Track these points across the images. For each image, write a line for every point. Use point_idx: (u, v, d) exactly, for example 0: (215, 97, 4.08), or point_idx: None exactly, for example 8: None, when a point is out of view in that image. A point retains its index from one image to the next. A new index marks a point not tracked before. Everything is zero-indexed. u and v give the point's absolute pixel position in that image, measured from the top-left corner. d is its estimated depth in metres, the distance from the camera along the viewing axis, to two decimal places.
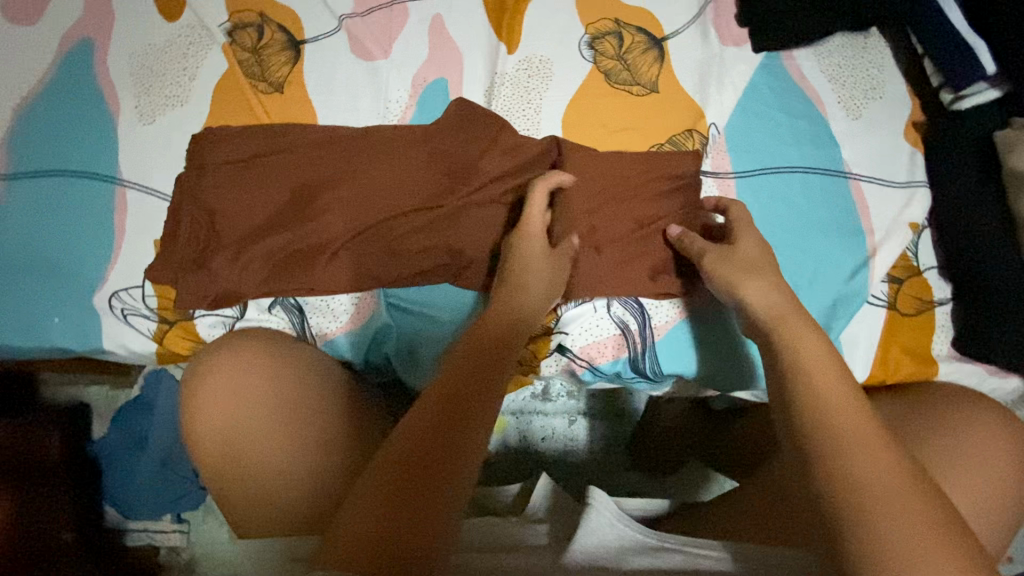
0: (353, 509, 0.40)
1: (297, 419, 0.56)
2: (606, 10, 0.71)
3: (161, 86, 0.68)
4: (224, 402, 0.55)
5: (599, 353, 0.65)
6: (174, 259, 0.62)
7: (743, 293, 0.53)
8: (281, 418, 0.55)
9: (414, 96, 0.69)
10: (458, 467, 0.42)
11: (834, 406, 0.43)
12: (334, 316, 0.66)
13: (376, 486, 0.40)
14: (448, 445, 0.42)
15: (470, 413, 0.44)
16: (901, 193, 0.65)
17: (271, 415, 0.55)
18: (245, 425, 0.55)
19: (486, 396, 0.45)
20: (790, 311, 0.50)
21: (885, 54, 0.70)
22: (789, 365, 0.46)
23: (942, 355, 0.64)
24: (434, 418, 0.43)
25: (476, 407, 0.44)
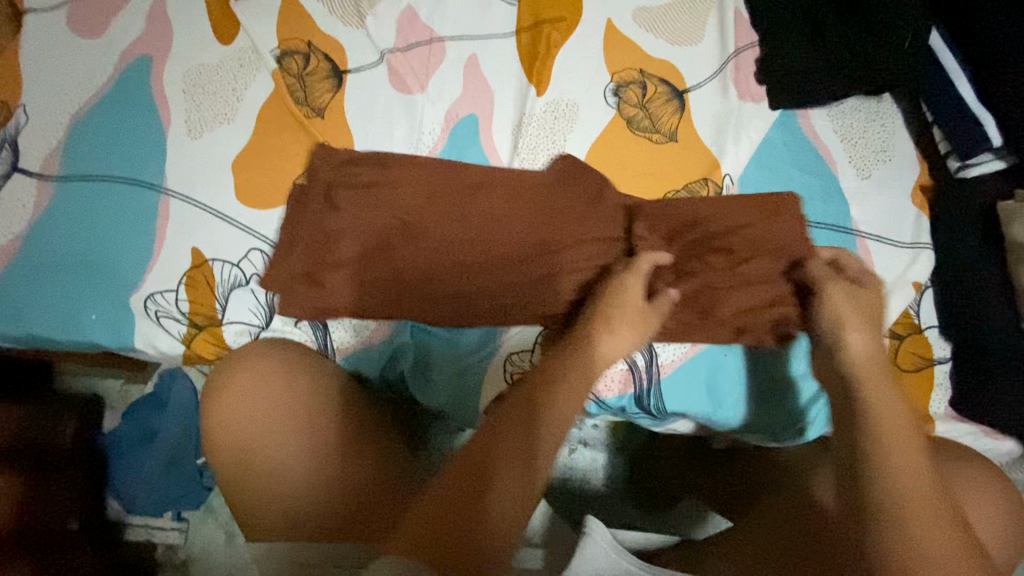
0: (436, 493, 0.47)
1: (306, 424, 0.58)
2: (632, 61, 0.75)
3: (211, 104, 0.73)
4: (237, 405, 0.59)
5: (605, 386, 0.67)
6: (273, 271, 0.66)
7: None
8: (290, 423, 0.58)
9: (446, 129, 0.74)
10: (526, 467, 0.46)
11: None
12: (352, 332, 0.69)
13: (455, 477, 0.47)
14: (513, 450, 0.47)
15: (540, 418, 0.49)
16: (906, 253, 0.68)
17: (279, 422, 0.58)
18: (258, 430, 0.57)
19: (561, 402, 0.50)
20: None
21: (897, 119, 0.73)
22: None
23: (939, 414, 0.65)
24: (511, 419, 0.49)
25: (546, 413, 0.49)
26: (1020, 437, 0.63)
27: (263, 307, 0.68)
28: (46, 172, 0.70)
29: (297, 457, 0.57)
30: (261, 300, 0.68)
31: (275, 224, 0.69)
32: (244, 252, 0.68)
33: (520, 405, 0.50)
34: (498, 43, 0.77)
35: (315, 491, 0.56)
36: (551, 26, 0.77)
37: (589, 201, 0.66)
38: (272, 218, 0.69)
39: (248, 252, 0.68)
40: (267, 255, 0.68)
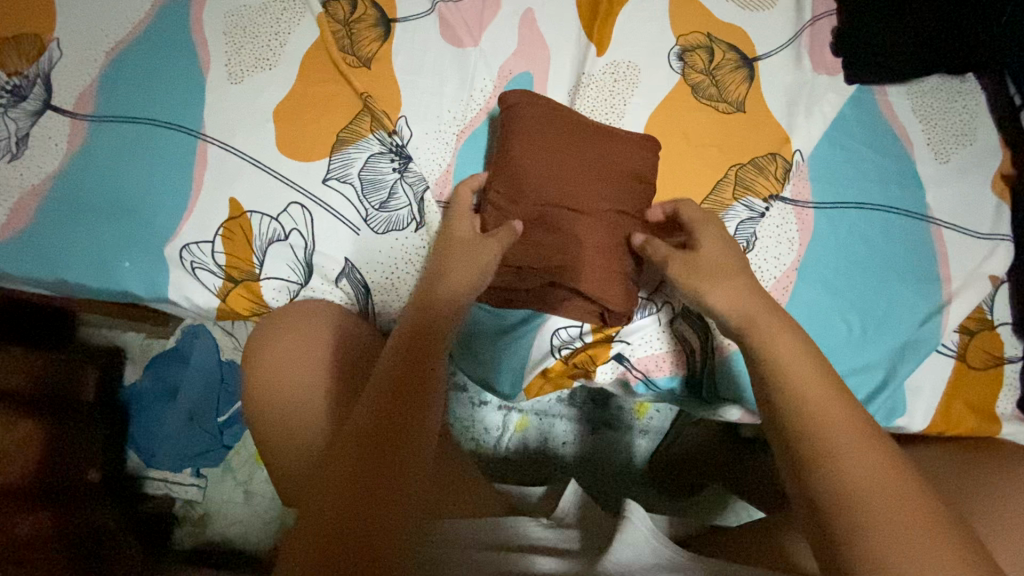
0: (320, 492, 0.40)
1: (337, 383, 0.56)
2: (700, 23, 0.70)
3: (253, 48, 0.69)
4: (274, 368, 0.57)
5: (656, 367, 0.64)
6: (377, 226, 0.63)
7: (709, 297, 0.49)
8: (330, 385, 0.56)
9: (498, 87, 0.69)
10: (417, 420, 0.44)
11: None
12: (398, 295, 0.65)
13: (339, 473, 0.40)
14: (402, 405, 0.44)
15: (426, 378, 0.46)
16: (982, 244, 0.64)
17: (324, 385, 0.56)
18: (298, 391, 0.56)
19: (427, 378, 0.46)
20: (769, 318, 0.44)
21: (981, 100, 0.68)
22: None
23: (1005, 415, 0.61)
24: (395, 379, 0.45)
25: (431, 380, 0.46)
26: None
27: (302, 264, 0.64)
28: (79, 111, 0.66)
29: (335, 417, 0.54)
30: (300, 257, 0.64)
31: (316, 178, 0.65)
32: (284, 206, 0.65)
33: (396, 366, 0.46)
34: None
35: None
36: None
37: (645, 165, 0.62)
38: (314, 171, 0.65)
39: (288, 206, 0.65)
40: (307, 210, 0.65)
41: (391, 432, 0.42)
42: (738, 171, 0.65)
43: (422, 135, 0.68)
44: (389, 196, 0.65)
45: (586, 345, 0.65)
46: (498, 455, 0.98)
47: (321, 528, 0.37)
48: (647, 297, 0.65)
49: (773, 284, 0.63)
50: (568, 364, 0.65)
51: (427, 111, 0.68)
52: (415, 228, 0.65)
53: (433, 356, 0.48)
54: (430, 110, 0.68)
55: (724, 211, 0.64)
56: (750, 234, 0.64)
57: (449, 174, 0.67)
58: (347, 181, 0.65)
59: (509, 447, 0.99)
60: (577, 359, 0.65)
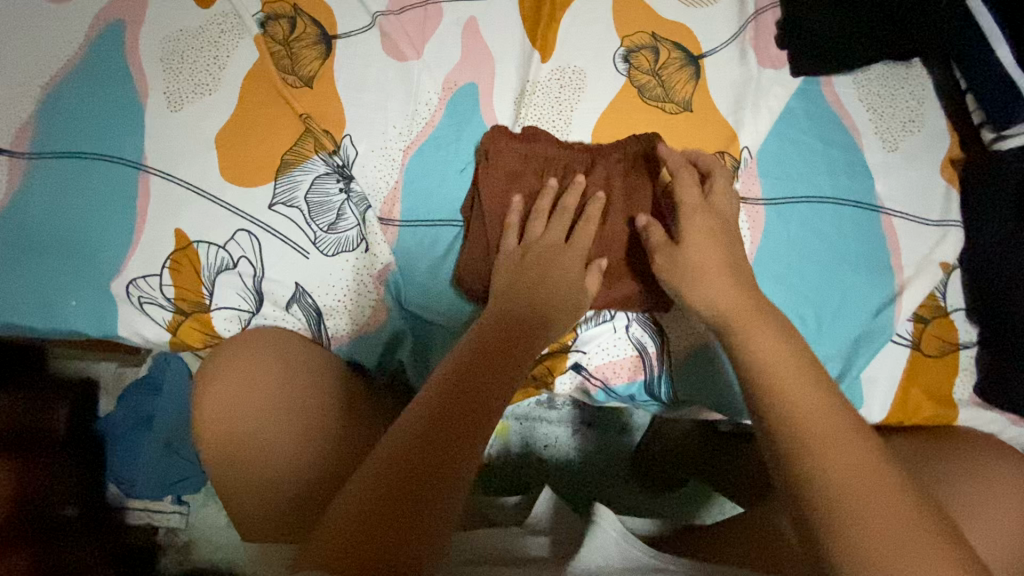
0: (352, 486, 0.37)
1: (296, 414, 0.57)
2: (643, 24, 0.71)
3: (192, 74, 0.68)
4: (227, 398, 0.57)
5: (614, 374, 0.64)
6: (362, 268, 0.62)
7: (713, 304, 0.50)
8: (284, 411, 0.57)
9: (444, 98, 0.69)
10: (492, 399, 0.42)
11: (847, 441, 0.39)
12: (350, 317, 0.63)
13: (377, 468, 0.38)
14: (485, 377, 0.43)
15: (518, 357, 0.47)
16: (933, 231, 0.63)
17: (277, 416, 0.57)
18: (254, 419, 0.56)
19: (503, 382, 0.44)
20: (765, 321, 0.48)
21: (928, 86, 0.68)
22: (809, 388, 0.42)
23: (963, 400, 0.61)
24: (484, 352, 0.46)
25: (513, 369, 0.45)
26: None
27: (252, 291, 0.63)
28: (16, 148, 0.65)
29: (293, 449, 0.55)
30: (249, 284, 0.63)
31: (262, 203, 0.64)
32: (232, 233, 0.64)
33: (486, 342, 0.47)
34: (498, 4, 0.72)
35: (297, 484, 0.54)
36: None
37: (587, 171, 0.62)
38: (260, 197, 0.64)
39: (235, 233, 0.64)
40: (254, 236, 0.64)
41: (453, 426, 0.39)
42: None
43: (368, 152, 0.66)
44: (337, 217, 0.63)
45: (543, 356, 0.64)
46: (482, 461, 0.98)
47: (345, 526, 0.35)
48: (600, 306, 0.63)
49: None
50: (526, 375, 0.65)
51: (372, 127, 0.67)
52: (364, 250, 0.63)
53: (514, 359, 0.46)
54: (376, 126, 0.67)
55: None
56: None
57: (398, 191, 0.65)
58: (293, 205, 0.64)
59: (492, 453, 0.98)
60: (536, 372, 0.65)
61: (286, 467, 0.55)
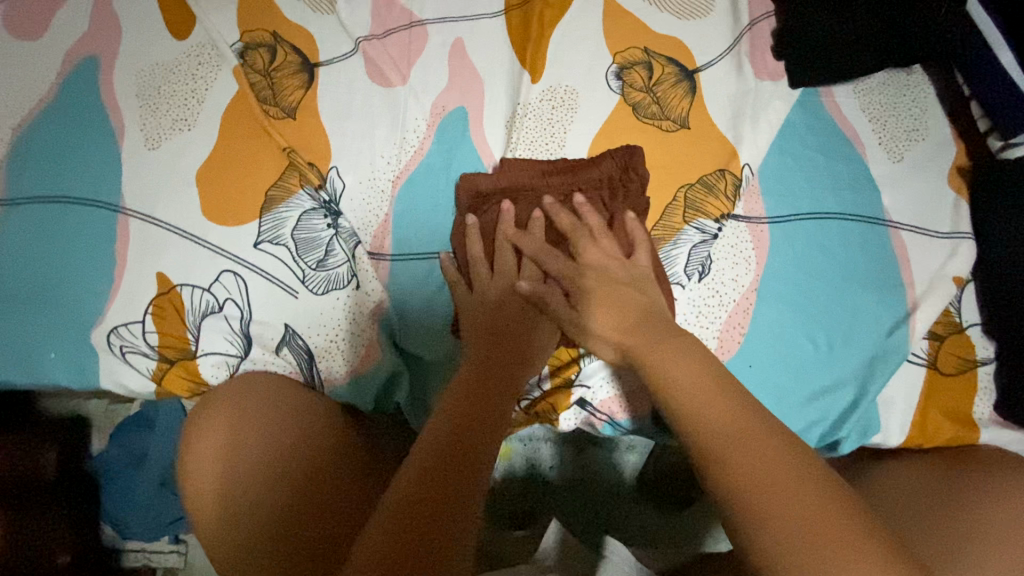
0: (391, 491, 0.39)
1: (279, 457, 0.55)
2: (636, 39, 0.68)
3: (169, 109, 0.65)
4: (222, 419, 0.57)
5: (621, 407, 0.62)
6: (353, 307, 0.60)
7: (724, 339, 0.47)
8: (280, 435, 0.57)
9: (432, 124, 0.66)
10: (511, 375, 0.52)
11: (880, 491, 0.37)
12: (341, 358, 0.60)
13: (417, 466, 0.40)
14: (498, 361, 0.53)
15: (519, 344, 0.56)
16: (944, 244, 0.61)
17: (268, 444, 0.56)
18: (244, 443, 0.55)
19: (512, 366, 0.53)
20: None
21: (929, 92, 0.66)
22: None
23: (984, 419, 0.59)
24: (493, 342, 0.55)
25: (518, 357, 0.55)
26: None
27: (239, 335, 0.60)
28: None
29: (275, 494, 0.53)
30: (236, 327, 0.61)
31: (246, 242, 0.61)
32: (216, 275, 0.61)
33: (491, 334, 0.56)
34: (485, 25, 0.70)
35: (277, 537, 0.51)
36: (543, 4, 0.71)
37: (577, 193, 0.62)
38: (244, 235, 0.62)
39: (219, 275, 0.61)
40: (239, 277, 0.61)
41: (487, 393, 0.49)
42: (687, 191, 0.62)
43: (356, 185, 0.64)
44: (326, 253, 0.61)
45: (546, 392, 0.62)
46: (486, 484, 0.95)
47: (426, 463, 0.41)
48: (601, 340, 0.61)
49: (733, 308, 0.60)
50: (529, 413, 0.63)
51: (358, 157, 0.65)
52: (356, 286, 0.60)
53: (517, 347, 0.56)
54: (363, 156, 0.65)
55: (676, 236, 0.61)
56: (704, 258, 0.61)
57: (388, 224, 0.63)
58: (279, 242, 0.61)
59: (495, 477, 0.96)
60: (539, 409, 0.62)
61: (267, 517, 0.52)
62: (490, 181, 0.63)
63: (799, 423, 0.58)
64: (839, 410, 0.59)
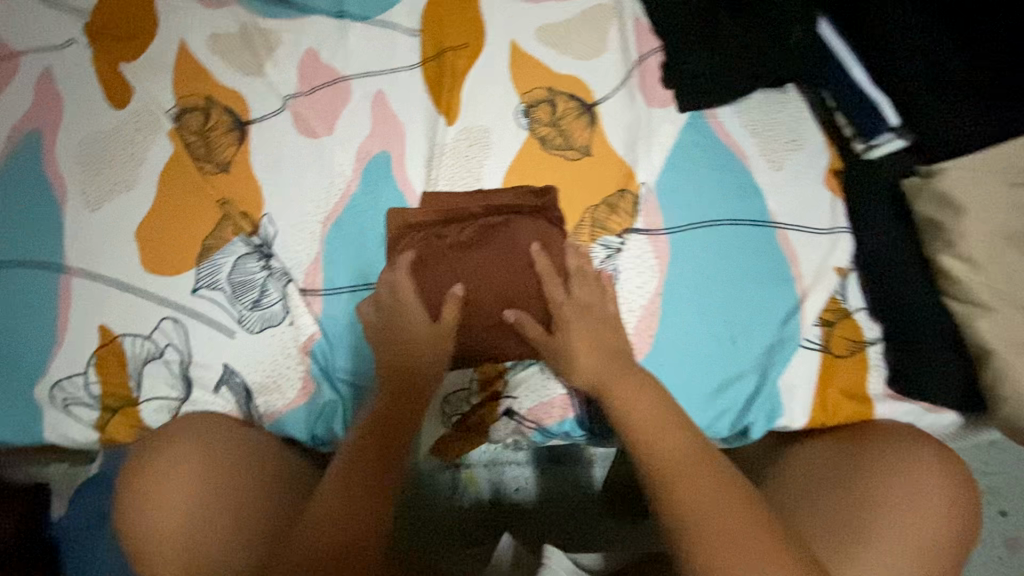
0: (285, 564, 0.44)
1: (223, 530, 0.54)
2: (539, 80, 0.76)
3: (108, 172, 0.70)
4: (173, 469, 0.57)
5: (547, 414, 0.65)
6: (288, 342, 0.64)
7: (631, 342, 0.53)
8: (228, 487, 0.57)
9: (357, 168, 0.72)
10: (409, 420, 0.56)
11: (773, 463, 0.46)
12: (281, 392, 0.64)
13: (313, 536, 0.45)
14: (397, 410, 0.56)
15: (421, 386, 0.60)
16: (825, 240, 0.67)
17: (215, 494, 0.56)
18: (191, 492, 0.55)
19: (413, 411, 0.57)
20: None
21: (802, 107, 0.73)
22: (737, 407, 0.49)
23: (878, 395, 0.64)
24: (394, 385, 0.58)
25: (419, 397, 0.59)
26: (957, 407, 0.62)
27: (180, 378, 0.64)
28: None
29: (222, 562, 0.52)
30: (176, 371, 0.64)
31: (184, 289, 0.65)
32: (156, 323, 0.64)
33: (391, 378, 0.59)
34: (404, 77, 0.77)
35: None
36: (455, 55, 0.78)
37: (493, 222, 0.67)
38: (182, 284, 0.66)
39: (160, 322, 0.64)
40: (179, 322, 0.64)
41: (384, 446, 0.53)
42: (593, 212, 0.69)
43: (287, 228, 0.68)
44: (261, 294, 0.65)
45: (476, 406, 0.66)
46: (453, 518, 0.96)
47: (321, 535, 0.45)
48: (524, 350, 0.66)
49: (642, 312, 0.65)
50: (462, 428, 0.66)
51: (289, 203, 0.69)
52: (290, 323, 0.65)
53: (417, 387, 0.59)
54: (292, 202, 0.70)
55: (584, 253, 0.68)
56: (612, 269, 0.67)
57: (318, 263, 0.67)
58: (215, 287, 0.65)
59: (463, 507, 0.96)
60: (471, 423, 0.66)
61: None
62: (415, 218, 0.69)
63: (707, 415, 0.63)
64: (741, 399, 0.64)
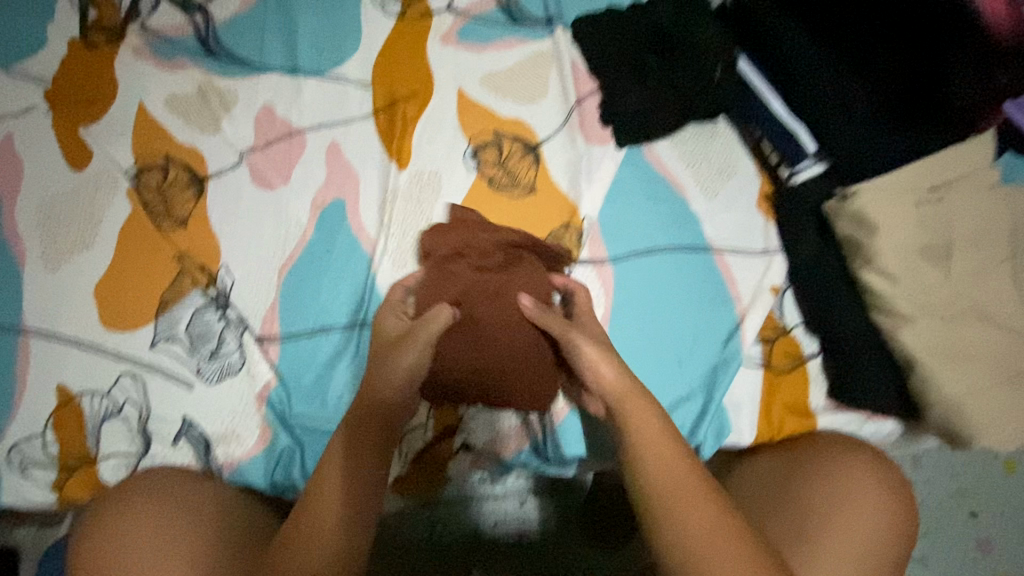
0: None
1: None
2: (486, 124, 0.80)
3: (68, 233, 0.72)
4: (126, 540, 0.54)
5: (503, 447, 0.66)
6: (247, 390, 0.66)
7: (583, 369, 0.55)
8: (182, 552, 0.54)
9: (313, 216, 0.75)
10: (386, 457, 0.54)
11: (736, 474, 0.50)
12: (240, 440, 0.65)
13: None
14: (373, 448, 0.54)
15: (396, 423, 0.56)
16: (759, 261, 0.71)
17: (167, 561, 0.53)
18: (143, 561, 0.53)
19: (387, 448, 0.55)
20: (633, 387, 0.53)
21: (733, 138, 0.77)
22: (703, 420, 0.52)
23: (819, 408, 0.67)
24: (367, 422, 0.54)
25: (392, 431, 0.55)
26: (899, 416, 0.64)
27: (138, 434, 0.64)
28: None
29: None
30: (135, 426, 0.64)
31: (142, 344, 0.67)
32: (115, 379, 0.65)
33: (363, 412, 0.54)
34: (357, 127, 0.81)
35: None
36: (405, 104, 0.82)
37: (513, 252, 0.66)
38: (140, 339, 0.67)
39: (118, 378, 0.65)
40: (138, 378, 0.65)
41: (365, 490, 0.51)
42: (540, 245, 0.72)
43: (245, 278, 0.70)
44: (219, 344, 0.67)
45: (432, 444, 0.66)
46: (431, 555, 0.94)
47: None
48: None
49: None
50: (419, 466, 0.66)
51: (246, 254, 0.72)
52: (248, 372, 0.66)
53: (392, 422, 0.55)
54: (249, 252, 0.72)
55: None
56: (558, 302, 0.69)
57: (275, 311, 0.69)
58: (174, 341, 0.67)
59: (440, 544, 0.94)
60: (428, 460, 0.66)
61: None
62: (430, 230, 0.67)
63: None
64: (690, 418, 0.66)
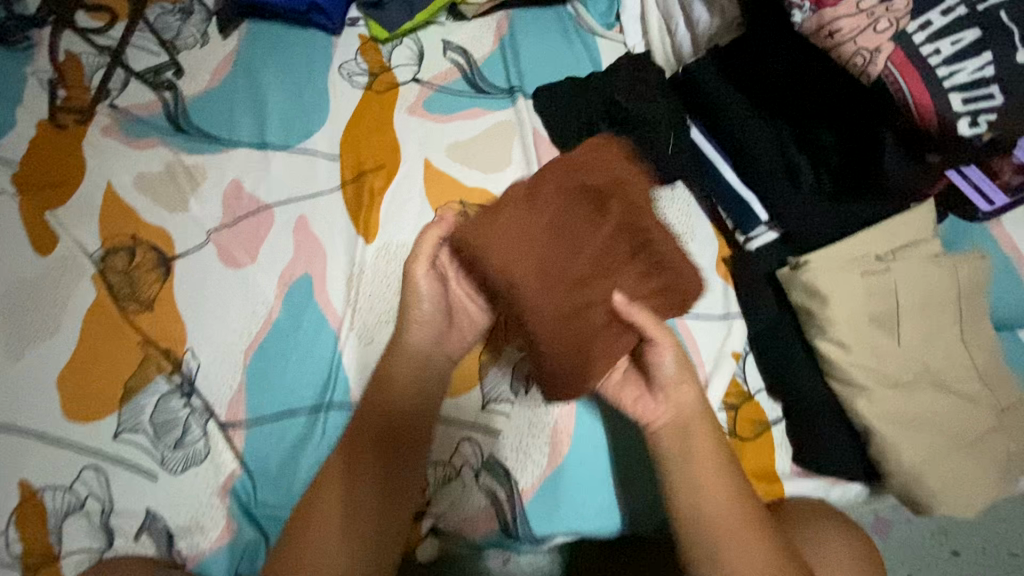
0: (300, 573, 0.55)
1: None
2: (451, 194, 0.82)
3: (32, 320, 0.71)
4: None
5: (471, 527, 0.66)
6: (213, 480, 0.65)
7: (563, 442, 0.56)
8: None
9: (280, 294, 0.75)
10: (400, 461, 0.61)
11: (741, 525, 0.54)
12: (204, 532, 0.64)
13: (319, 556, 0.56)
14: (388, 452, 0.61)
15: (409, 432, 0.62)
16: (719, 327, 0.72)
17: None
18: None
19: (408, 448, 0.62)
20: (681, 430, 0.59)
21: (691, 201, 0.78)
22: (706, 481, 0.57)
23: (785, 473, 0.67)
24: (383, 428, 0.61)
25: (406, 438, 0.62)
26: (861, 478, 0.66)
27: (100, 529, 0.63)
28: None
29: None
30: (97, 522, 0.63)
31: (107, 435, 0.66)
32: (78, 473, 0.64)
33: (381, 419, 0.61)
34: (325, 201, 0.82)
35: None
36: (373, 176, 0.84)
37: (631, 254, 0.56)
38: (104, 430, 0.66)
39: (82, 471, 0.64)
40: (102, 471, 0.65)
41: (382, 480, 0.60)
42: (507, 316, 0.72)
43: (211, 361, 0.70)
44: (184, 432, 0.67)
45: None
46: None
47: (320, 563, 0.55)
48: (446, 463, 0.67)
49: (559, 413, 0.69)
50: None
51: (214, 335, 0.72)
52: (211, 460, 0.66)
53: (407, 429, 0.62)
54: (216, 333, 0.72)
55: (495, 363, 0.71)
56: (524, 375, 0.71)
57: (242, 394, 0.69)
58: (138, 430, 0.66)
59: None
60: None
61: None
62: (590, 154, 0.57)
63: (620, 507, 0.67)
64: (655, 490, 0.67)
